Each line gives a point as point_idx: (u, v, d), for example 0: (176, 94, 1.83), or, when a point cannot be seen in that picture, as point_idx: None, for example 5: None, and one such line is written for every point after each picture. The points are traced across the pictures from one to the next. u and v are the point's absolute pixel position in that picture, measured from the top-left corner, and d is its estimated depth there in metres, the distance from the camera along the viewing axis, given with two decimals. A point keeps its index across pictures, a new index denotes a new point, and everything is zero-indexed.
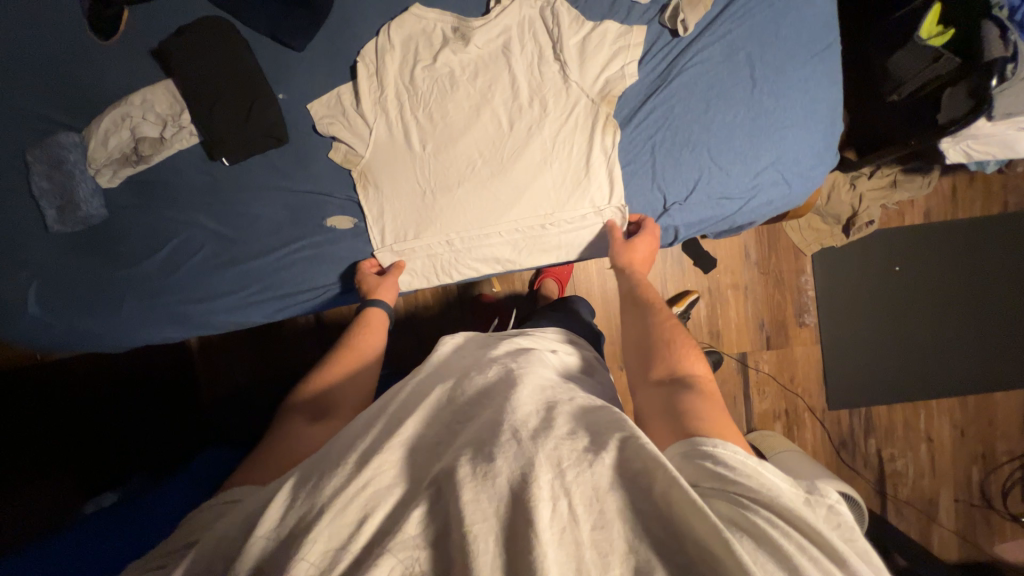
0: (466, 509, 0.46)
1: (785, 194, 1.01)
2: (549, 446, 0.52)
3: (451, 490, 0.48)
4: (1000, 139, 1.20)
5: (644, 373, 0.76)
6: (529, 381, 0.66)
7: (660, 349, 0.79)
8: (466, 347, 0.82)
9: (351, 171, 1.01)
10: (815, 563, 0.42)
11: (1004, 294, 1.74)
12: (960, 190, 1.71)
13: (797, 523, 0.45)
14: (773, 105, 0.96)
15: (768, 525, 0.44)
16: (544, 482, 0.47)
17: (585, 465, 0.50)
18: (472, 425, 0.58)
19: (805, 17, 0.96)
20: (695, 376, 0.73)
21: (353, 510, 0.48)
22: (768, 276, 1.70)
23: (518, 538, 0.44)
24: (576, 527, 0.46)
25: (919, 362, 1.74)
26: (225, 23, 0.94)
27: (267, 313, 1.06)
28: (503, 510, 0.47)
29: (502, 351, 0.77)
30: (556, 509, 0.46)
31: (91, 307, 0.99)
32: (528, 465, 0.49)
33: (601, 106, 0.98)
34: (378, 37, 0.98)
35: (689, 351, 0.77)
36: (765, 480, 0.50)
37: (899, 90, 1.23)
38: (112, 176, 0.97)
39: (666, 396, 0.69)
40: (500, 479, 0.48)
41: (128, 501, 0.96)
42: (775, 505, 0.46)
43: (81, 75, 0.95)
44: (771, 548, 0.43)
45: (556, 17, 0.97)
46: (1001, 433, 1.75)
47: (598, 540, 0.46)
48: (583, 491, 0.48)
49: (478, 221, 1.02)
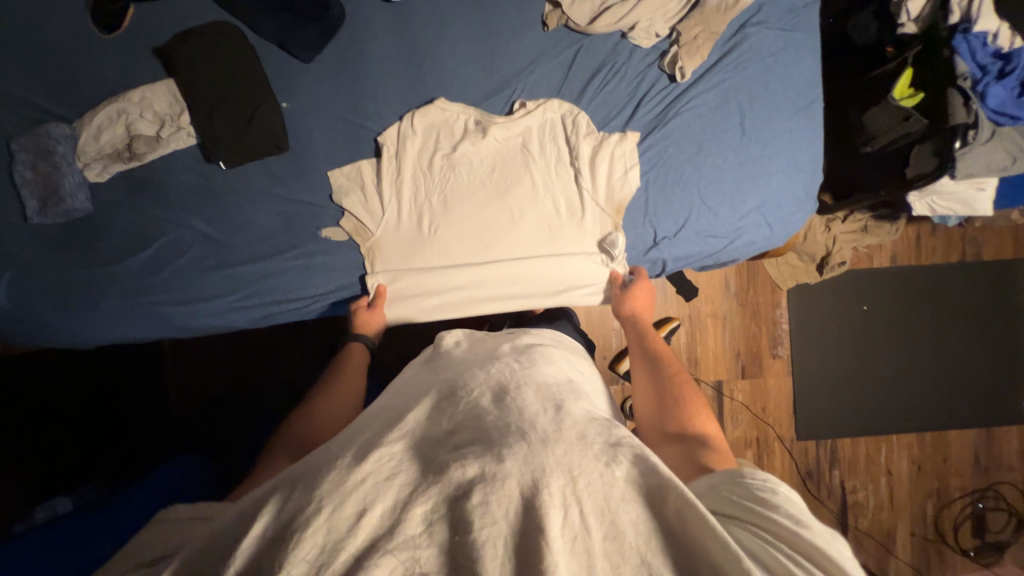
0: (474, 513, 0.46)
1: (767, 236, 1.06)
2: (559, 452, 0.52)
3: (458, 492, 0.48)
4: (960, 196, 1.30)
5: (659, 430, 0.76)
6: (533, 381, 0.67)
7: (672, 408, 0.78)
8: (471, 343, 0.85)
9: (359, 244, 1.02)
10: None
11: (961, 338, 1.85)
12: (924, 238, 1.82)
13: (822, 563, 0.45)
14: (759, 152, 1.02)
15: (789, 561, 0.44)
16: (554, 488, 0.47)
17: (597, 474, 0.50)
18: (477, 423, 0.58)
19: (793, 74, 1.03)
20: (710, 435, 0.71)
21: (350, 505, 0.46)
22: (746, 307, 1.76)
23: (527, 541, 0.44)
24: (588, 537, 0.46)
25: (881, 397, 1.83)
26: (234, 29, 0.95)
27: (251, 319, 1.03)
28: (512, 514, 0.46)
29: (506, 349, 0.79)
30: (568, 518, 0.46)
31: (65, 306, 0.95)
32: (539, 471, 0.49)
33: (606, 173, 1.02)
34: (401, 122, 0.99)
35: (701, 409, 0.76)
36: (793, 515, 0.49)
37: (871, 143, 1.29)
38: (102, 170, 0.95)
39: (684, 451, 0.68)
40: (511, 485, 0.48)
41: (90, 509, 0.90)
42: (801, 544, 0.46)
43: (79, 68, 0.93)
44: None
45: (568, 88, 1.01)
46: (956, 469, 1.84)
47: (609, 551, 0.45)
48: (594, 499, 0.48)
49: (479, 286, 1.04)
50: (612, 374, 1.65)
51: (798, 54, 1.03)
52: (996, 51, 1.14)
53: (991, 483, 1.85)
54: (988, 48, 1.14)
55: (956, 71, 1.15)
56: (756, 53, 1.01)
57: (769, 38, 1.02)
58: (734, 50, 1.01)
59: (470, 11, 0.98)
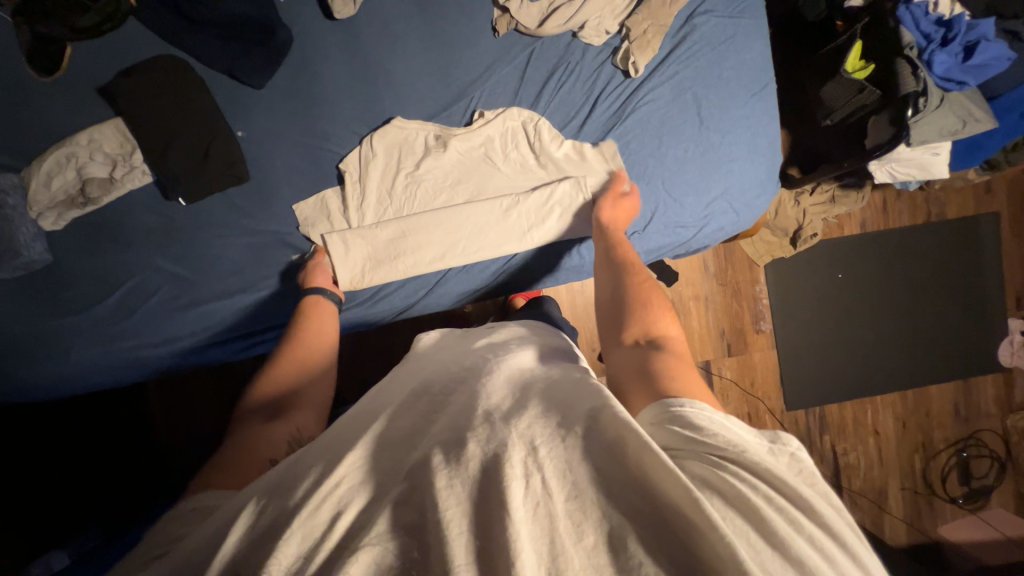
0: (439, 496, 0.46)
1: (733, 221, 1.07)
2: (521, 426, 0.52)
3: (425, 481, 0.48)
4: (918, 162, 1.33)
5: (619, 334, 0.76)
6: (506, 368, 0.67)
7: (634, 312, 0.79)
8: (443, 340, 0.86)
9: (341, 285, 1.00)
10: (781, 512, 0.43)
11: (933, 296, 1.92)
12: (890, 203, 1.87)
13: (762, 475, 0.46)
14: (718, 140, 1.03)
15: (737, 481, 0.45)
16: (516, 460, 0.47)
17: (557, 440, 0.50)
18: (452, 414, 0.58)
19: (743, 60, 1.04)
20: (669, 337, 0.74)
21: (325, 510, 0.47)
22: (726, 287, 1.80)
23: (490, 514, 0.44)
24: (551, 502, 0.45)
25: (861, 362, 1.88)
26: (180, 62, 0.92)
27: (231, 351, 1.03)
28: (475, 491, 0.46)
29: (482, 344, 0.79)
30: (530, 487, 0.46)
31: (33, 357, 0.93)
32: (500, 444, 0.49)
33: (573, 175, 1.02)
34: (361, 145, 0.98)
35: (662, 314, 0.78)
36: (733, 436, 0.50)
37: (830, 116, 1.31)
38: (57, 219, 0.92)
39: (641, 355, 0.69)
40: (471, 462, 0.48)
41: (85, 563, 0.90)
42: (745, 463, 0.47)
43: (21, 115, 0.90)
44: (740, 504, 0.44)
45: (522, 91, 1.01)
46: (938, 422, 1.91)
47: (571, 511, 0.45)
48: (554, 464, 0.48)
49: (460, 288, 1.05)
50: (602, 365, 1.67)
51: (747, 40, 1.04)
52: (938, 19, 1.19)
53: (971, 432, 1.92)
54: (930, 15, 1.18)
55: (902, 42, 1.17)
56: (706, 43, 1.02)
57: (717, 26, 1.03)
58: (684, 41, 1.02)
59: (418, 23, 0.97)
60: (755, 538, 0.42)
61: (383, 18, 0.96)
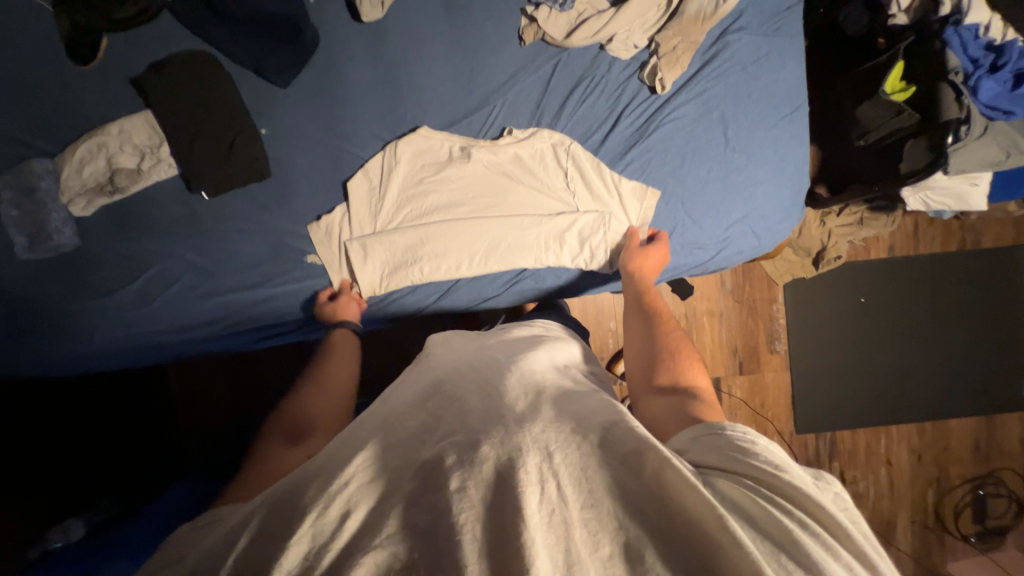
0: (452, 500, 0.46)
1: (755, 245, 1.05)
2: (535, 431, 0.53)
3: (439, 483, 0.48)
4: (954, 192, 1.28)
5: (648, 380, 0.75)
6: (519, 368, 0.69)
7: (666, 360, 0.77)
8: (458, 336, 0.88)
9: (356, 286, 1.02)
10: (813, 536, 0.43)
11: (961, 327, 1.84)
12: (922, 228, 1.80)
13: (798, 500, 0.46)
14: (743, 162, 1.01)
15: (767, 504, 0.46)
16: (531, 465, 0.48)
17: (572, 447, 0.52)
18: (458, 416, 0.58)
19: (775, 81, 1.01)
20: (701, 387, 0.71)
21: (335, 509, 0.47)
22: (742, 303, 1.76)
23: (505, 519, 0.45)
24: (566, 508, 0.46)
25: (879, 390, 1.83)
26: (210, 58, 0.94)
27: (248, 341, 1.07)
28: (488, 496, 0.47)
29: (496, 344, 0.81)
30: (545, 493, 0.47)
31: (59, 338, 0.97)
32: (514, 450, 0.50)
33: (591, 191, 1.01)
34: (384, 151, 0.98)
35: (693, 364, 0.76)
36: (771, 457, 0.51)
37: (865, 137, 1.27)
38: (86, 205, 0.95)
39: (674, 402, 0.67)
40: (485, 465, 0.49)
41: (99, 536, 0.94)
42: (778, 486, 0.47)
43: (57, 103, 0.93)
44: (770, 526, 0.44)
45: (546, 101, 1.00)
46: (956, 457, 1.84)
47: (587, 519, 0.46)
48: (570, 472, 0.49)
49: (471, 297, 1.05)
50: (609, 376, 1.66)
51: (781, 60, 1.01)
52: (988, 43, 1.12)
53: (991, 470, 1.85)
54: (980, 39, 1.12)
55: (948, 66, 1.12)
56: (738, 61, 0.99)
57: (750, 44, 1.00)
58: (715, 59, 0.99)
59: (445, 28, 0.97)
60: (783, 558, 0.42)
61: (410, 21, 0.96)
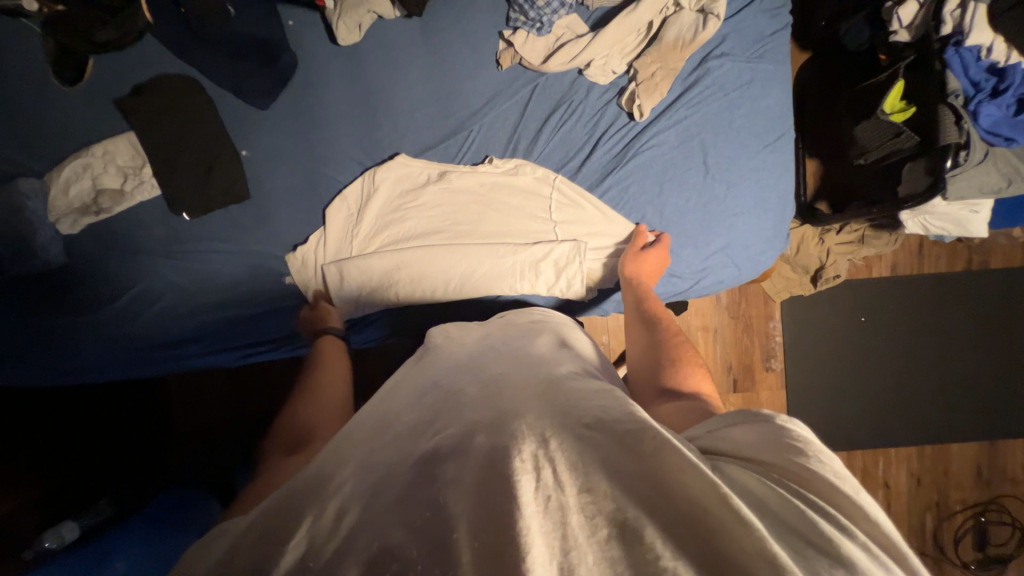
0: (448, 493, 0.41)
1: (735, 275, 1.04)
2: (531, 421, 0.48)
3: (433, 475, 0.44)
4: (955, 218, 1.24)
5: (656, 389, 0.74)
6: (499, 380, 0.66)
7: (672, 369, 0.77)
8: (442, 331, 0.84)
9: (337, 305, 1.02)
10: (833, 522, 0.39)
11: (966, 348, 1.79)
12: (927, 246, 1.74)
13: (809, 483, 0.42)
14: (723, 192, 0.99)
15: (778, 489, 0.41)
16: (527, 452, 0.43)
17: (568, 433, 0.46)
18: (455, 407, 0.54)
19: (758, 109, 0.99)
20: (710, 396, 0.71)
21: (333, 508, 0.43)
22: (738, 320, 1.71)
23: (494, 504, 0.39)
24: (563, 495, 0.40)
25: (878, 410, 1.78)
26: (192, 81, 0.95)
27: (233, 359, 1.04)
28: (482, 480, 0.42)
29: (494, 338, 0.76)
30: (541, 480, 0.41)
31: (49, 352, 0.98)
32: (511, 439, 0.45)
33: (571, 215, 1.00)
34: (362, 178, 0.99)
35: (700, 373, 0.75)
36: (787, 441, 0.47)
37: (863, 156, 1.21)
38: (73, 224, 0.95)
39: (683, 404, 0.67)
40: (479, 454, 0.44)
41: (88, 542, 0.96)
42: (789, 469, 0.43)
43: (45, 125, 0.95)
44: (783, 510, 0.39)
45: (524, 127, 0.99)
46: (957, 482, 1.79)
47: (584, 505, 0.39)
48: (566, 458, 0.43)
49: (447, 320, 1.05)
50: None
51: (765, 87, 0.99)
52: (991, 66, 1.07)
53: (994, 495, 1.79)
54: (983, 61, 1.07)
55: (948, 88, 1.08)
56: (719, 87, 0.98)
57: (733, 70, 0.98)
58: (696, 86, 0.98)
59: (421, 51, 0.97)
60: (798, 544, 0.37)
61: (389, 44, 0.96)
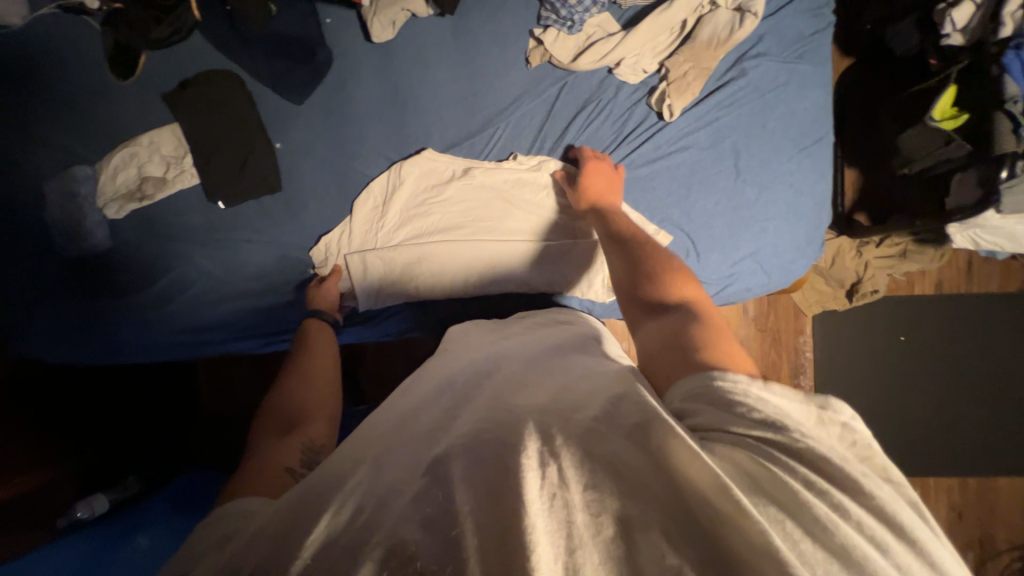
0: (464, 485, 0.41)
1: (763, 283, 1.00)
2: (546, 417, 0.47)
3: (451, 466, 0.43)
4: (1009, 232, 1.15)
5: (634, 311, 0.69)
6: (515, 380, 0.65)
7: (649, 281, 0.72)
8: (457, 332, 0.85)
9: (360, 296, 1.03)
10: (828, 504, 0.38)
11: (1016, 374, 1.67)
12: (977, 264, 1.63)
13: (802, 453, 0.40)
14: (754, 195, 0.96)
15: (772, 464, 0.40)
16: (532, 450, 0.42)
17: (582, 427, 0.45)
18: (473, 400, 0.54)
19: (793, 112, 0.97)
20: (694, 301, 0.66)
21: (351, 504, 0.42)
22: (765, 333, 1.62)
23: (503, 503, 0.39)
24: (566, 492, 0.40)
25: (916, 436, 1.67)
26: (233, 76, 0.99)
27: (255, 345, 1.11)
28: (494, 475, 0.42)
29: (511, 335, 0.77)
30: (545, 475, 0.41)
31: (91, 330, 1.03)
32: (524, 433, 0.44)
33: None
34: (389, 172, 1.00)
35: (680, 276, 0.70)
36: (765, 409, 0.44)
37: (909, 166, 1.16)
38: (118, 210, 1.00)
39: (664, 327, 0.61)
40: (493, 450, 0.44)
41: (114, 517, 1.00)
42: (783, 439, 0.41)
43: (94, 114, 0.99)
44: (779, 491, 0.39)
45: (551, 126, 0.99)
46: (1003, 520, 1.66)
47: (590, 501, 0.40)
48: (574, 457, 0.42)
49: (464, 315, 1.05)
50: None
51: (802, 90, 0.97)
52: None
53: None
54: None
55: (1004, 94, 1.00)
56: (754, 89, 0.96)
57: (769, 72, 0.96)
58: (730, 86, 0.95)
59: (452, 49, 0.98)
60: (791, 528, 0.37)
61: (422, 42, 0.98)
